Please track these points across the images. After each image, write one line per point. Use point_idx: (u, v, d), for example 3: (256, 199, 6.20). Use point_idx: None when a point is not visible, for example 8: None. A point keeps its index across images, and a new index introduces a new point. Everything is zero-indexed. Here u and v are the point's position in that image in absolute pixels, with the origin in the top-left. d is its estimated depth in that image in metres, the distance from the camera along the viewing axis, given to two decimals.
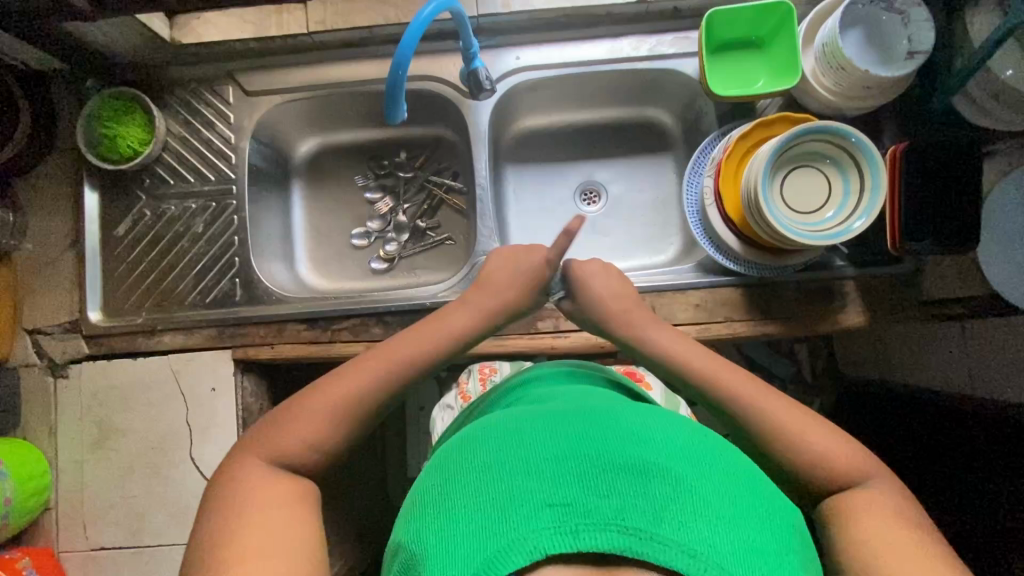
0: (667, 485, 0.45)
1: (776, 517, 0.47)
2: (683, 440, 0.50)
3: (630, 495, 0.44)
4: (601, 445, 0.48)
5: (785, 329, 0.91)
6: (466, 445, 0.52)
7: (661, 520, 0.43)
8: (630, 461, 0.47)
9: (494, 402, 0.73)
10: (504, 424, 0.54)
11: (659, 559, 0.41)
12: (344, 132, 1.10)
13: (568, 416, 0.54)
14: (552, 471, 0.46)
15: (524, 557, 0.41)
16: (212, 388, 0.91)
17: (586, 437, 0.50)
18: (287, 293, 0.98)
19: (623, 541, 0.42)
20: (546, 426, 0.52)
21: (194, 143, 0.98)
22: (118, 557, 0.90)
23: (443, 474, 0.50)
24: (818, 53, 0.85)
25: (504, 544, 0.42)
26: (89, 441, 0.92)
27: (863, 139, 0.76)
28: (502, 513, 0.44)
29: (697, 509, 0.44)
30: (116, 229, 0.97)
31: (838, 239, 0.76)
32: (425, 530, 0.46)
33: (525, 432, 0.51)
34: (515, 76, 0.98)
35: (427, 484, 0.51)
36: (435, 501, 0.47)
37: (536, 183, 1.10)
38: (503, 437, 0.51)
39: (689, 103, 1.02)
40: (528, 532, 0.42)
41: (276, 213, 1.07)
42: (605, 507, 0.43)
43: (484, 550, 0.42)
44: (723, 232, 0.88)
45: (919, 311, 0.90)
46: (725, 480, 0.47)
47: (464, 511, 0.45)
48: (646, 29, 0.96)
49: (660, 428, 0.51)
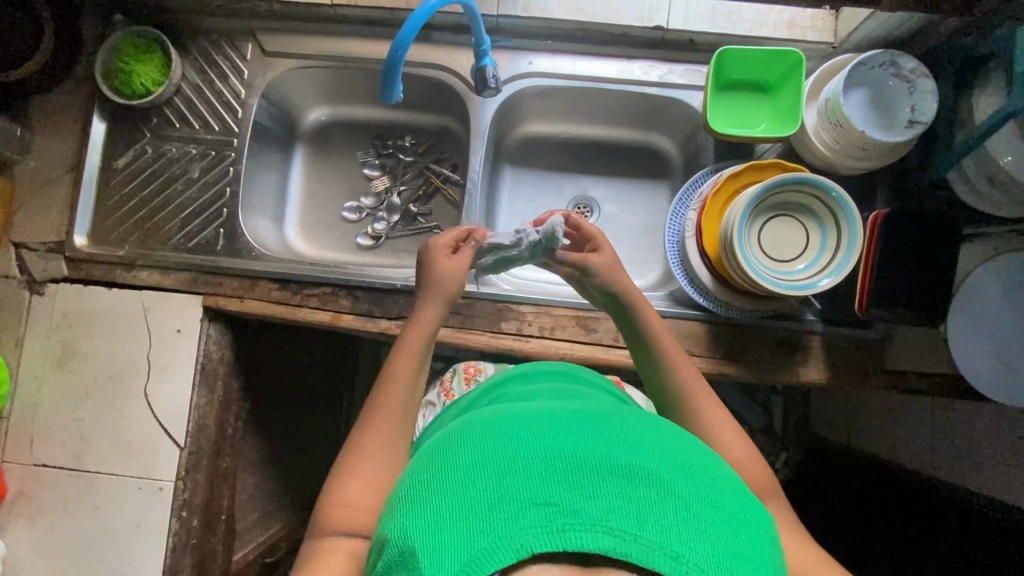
0: (651, 488, 0.45)
1: (755, 528, 0.48)
2: (666, 442, 0.51)
3: (616, 497, 0.44)
4: (585, 446, 0.48)
5: (745, 373, 0.90)
6: (453, 442, 0.52)
7: (644, 523, 0.42)
8: (615, 464, 0.46)
9: (470, 398, 0.75)
10: (491, 421, 0.54)
11: (645, 562, 0.41)
12: (355, 108, 1.13)
13: (554, 415, 0.53)
14: (537, 469, 0.46)
15: (510, 555, 0.41)
16: (178, 329, 0.93)
17: (571, 437, 0.49)
18: (267, 252, 1.00)
19: (610, 543, 0.41)
20: (531, 425, 0.51)
21: (206, 93, 1.01)
22: (56, 477, 0.92)
23: (430, 469, 0.50)
24: (820, 107, 0.86)
25: (491, 542, 0.42)
26: (52, 359, 0.94)
27: (843, 195, 0.77)
28: (486, 511, 0.43)
29: (679, 512, 0.44)
30: (116, 160, 1.00)
31: (802, 292, 0.77)
32: (415, 524, 0.45)
33: (510, 430, 0.51)
34: (525, 80, 0.99)
35: (415, 478, 0.51)
36: (422, 494, 0.47)
37: (532, 188, 1.12)
38: (489, 434, 0.51)
39: (691, 136, 1.04)
40: (514, 530, 0.42)
41: (275, 173, 1.09)
42: (591, 507, 0.43)
43: (470, 550, 0.42)
44: (698, 266, 0.88)
45: (881, 379, 0.90)
46: (706, 486, 0.47)
47: (450, 510, 0.45)
48: (659, 55, 0.97)
49: (646, 431, 0.52)
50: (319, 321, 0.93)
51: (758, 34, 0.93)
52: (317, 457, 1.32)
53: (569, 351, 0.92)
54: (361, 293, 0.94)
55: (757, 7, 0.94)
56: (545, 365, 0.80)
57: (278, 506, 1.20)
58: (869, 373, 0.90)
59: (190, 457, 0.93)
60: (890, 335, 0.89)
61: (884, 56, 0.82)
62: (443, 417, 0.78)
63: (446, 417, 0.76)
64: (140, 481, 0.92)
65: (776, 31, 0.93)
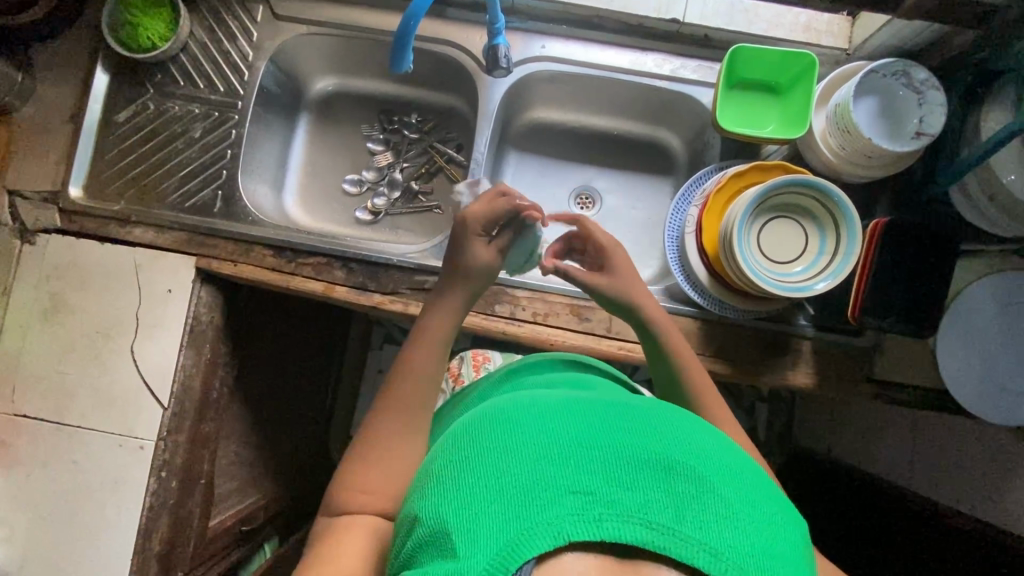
0: (688, 483, 0.46)
1: (789, 527, 0.49)
2: (702, 438, 0.51)
3: (653, 490, 0.45)
4: (620, 437, 0.49)
5: (733, 372, 0.91)
6: (484, 425, 0.53)
7: (682, 518, 0.44)
8: (653, 457, 0.47)
9: (488, 384, 0.78)
10: (521, 407, 0.54)
11: (681, 555, 0.42)
12: (363, 80, 1.12)
13: (586, 403, 0.54)
14: (573, 457, 0.47)
15: (547, 543, 0.42)
16: (168, 289, 0.93)
17: (606, 428, 0.50)
18: (264, 218, 0.99)
19: (646, 536, 0.43)
20: (565, 413, 0.52)
21: (213, 53, 1.00)
22: (37, 429, 0.92)
23: (463, 450, 0.51)
24: (829, 112, 0.86)
25: (528, 528, 0.43)
26: (40, 310, 0.93)
27: (844, 199, 0.76)
28: (523, 497, 0.44)
29: (717, 509, 0.45)
30: (118, 114, 0.98)
31: (797, 295, 0.77)
32: (449, 506, 0.47)
33: (542, 416, 0.52)
34: (536, 64, 0.98)
35: (446, 460, 0.52)
36: (456, 476, 0.49)
37: (537, 175, 1.12)
38: (521, 419, 0.52)
39: (698, 133, 1.03)
40: (551, 517, 0.43)
41: (278, 139, 1.08)
42: (628, 500, 0.44)
43: (507, 534, 0.43)
44: (696, 263, 0.88)
45: (868, 388, 0.90)
46: (743, 484, 0.48)
47: (485, 493, 0.46)
48: (674, 49, 0.96)
49: (681, 424, 0.52)
50: (312, 291, 0.93)
51: (773, 35, 0.93)
52: (301, 428, 1.33)
53: (561, 338, 0.91)
54: (357, 265, 0.93)
55: (774, 7, 0.94)
56: (541, 357, 0.84)
57: (257, 474, 1.20)
58: (856, 382, 0.90)
59: (173, 418, 0.92)
60: (881, 345, 0.90)
61: (896, 65, 0.82)
62: (451, 408, 0.81)
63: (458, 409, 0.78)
64: (121, 438, 0.91)
65: (791, 33, 0.93)
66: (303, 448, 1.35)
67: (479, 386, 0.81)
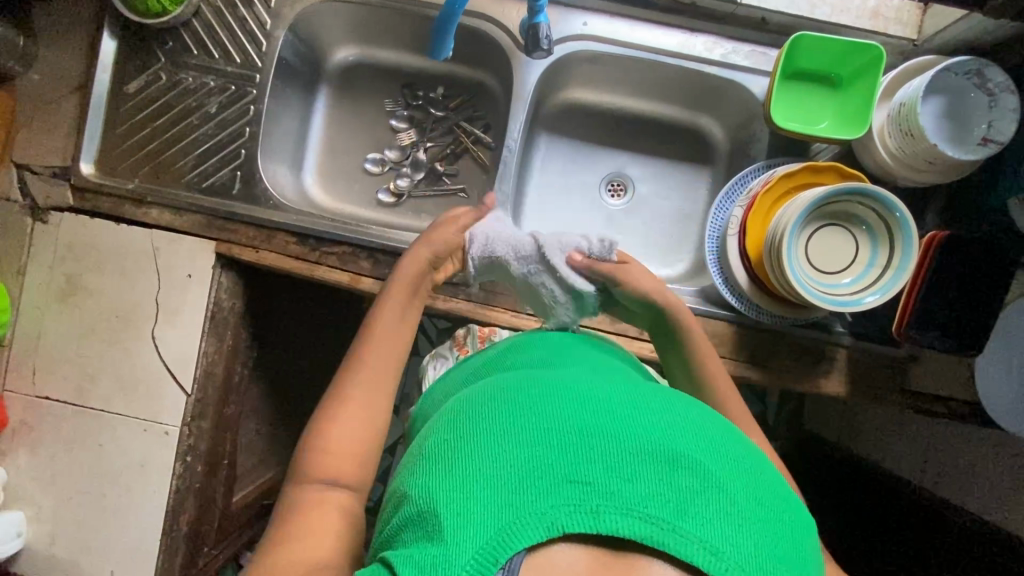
0: (692, 479, 0.44)
1: (798, 530, 0.47)
2: (708, 434, 0.50)
3: (655, 484, 0.43)
4: (621, 429, 0.47)
5: (767, 378, 0.89)
6: (482, 411, 0.52)
7: (683, 514, 0.42)
8: (656, 449, 0.46)
9: (490, 359, 0.76)
10: (522, 394, 0.53)
11: (679, 552, 0.40)
12: (386, 51, 1.05)
13: (588, 393, 0.53)
14: (573, 446, 0.46)
15: (540, 533, 0.41)
16: (188, 275, 0.90)
17: (609, 418, 0.49)
18: (286, 202, 0.94)
19: (645, 530, 0.41)
20: (566, 402, 0.51)
21: (227, 18, 0.92)
22: (60, 410, 0.91)
23: (459, 432, 0.50)
24: (892, 109, 0.81)
25: (521, 516, 0.41)
26: (57, 290, 0.91)
27: (907, 217, 0.72)
28: (519, 483, 0.43)
29: (720, 507, 0.43)
30: (127, 85, 0.92)
31: (845, 309, 0.74)
32: (440, 486, 0.45)
33: (543, 405, 0.51)
34: (577, 43, 0.92)
35: (441, 440, 0.51)
36: (450, 457, 0.47)
37: (567, 158, 1.07)
38: (522, 407, 0.51)
39: (744, 123, 0.97)
40: (545, 506, 0.42)
41: (296, 114, 1.03)
42: (628, 492, 0.43)
43: (498, 522, 0.41)
44: (735, 264, 0.85)
45: (902, 398, 0.89)
46: (746, 479, 0.47)
47: (480, 478, 0.44)
48: (726, 32, 0.89)
49: (686, 420, 0.51)
50: (338, 281, 0.89)
51: (837, 22, 0.86)
52: None
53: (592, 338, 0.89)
54: (382, 256, 0.90)
55: None
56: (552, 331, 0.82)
57: (278, 448, 1.22)
58: (889, 391, 0.89)
59: (196, 405, 0.91)
60: (918, 355, 0.88)
61: (971, 64, 0.76)
62: (449, 380, 0.79)
63: (456, 384, 0.76)
64: (146, 423, 0.91)
65: (858, 19, 0.85)
66: None
67: (482, 359, 0.78)
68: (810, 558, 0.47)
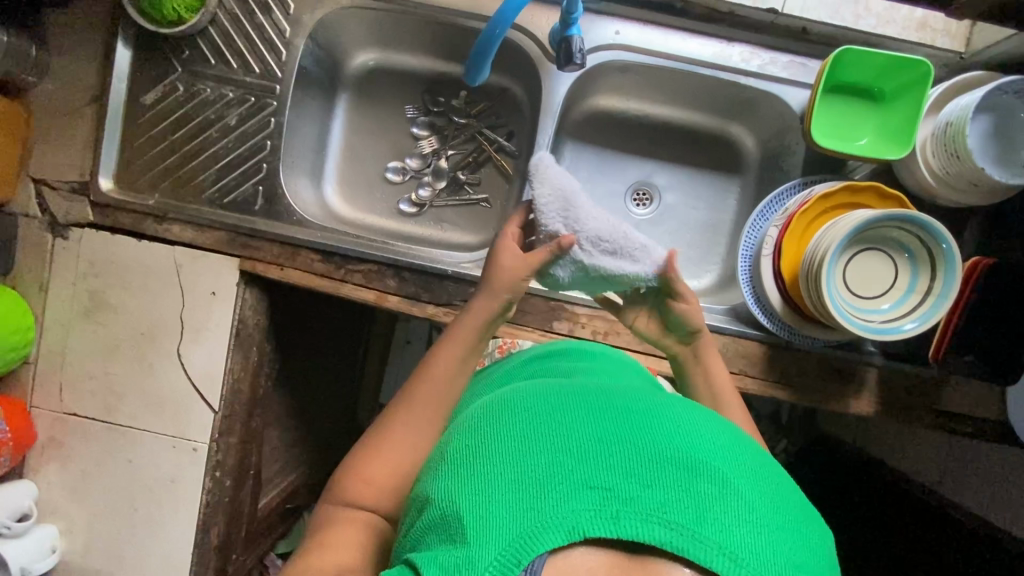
0: (714, 485, 0.42)
1: (816, 538, 0.45)
2: (727, 440, 0.48)
3: (676, 488, 0.41)
4: (641, 432, 0.45)
5: (796, 398, 0.88)
6: (500, 414, 0.50)
7: (704, 519, 0.40)
8: (676, 453, 0.44)
9: (508, 366, 0.74)
10: (539, 398, 0.52)
11: (700, 559, 0.39)
12: (407, 56, 1.02)
13: (605, 398, 0.51)
14: (593, 450, 0.44)
15: (561, 537, 0.40)
16: (212, 292, 0.89)
17: (629, 422, 0.47)
18: (309, 217, 0.92)
19: (666, 536, 0.39)
20: (584, 405, 0.49)
21: (245, 25, 0.89)
22: (88, 426, 0.91)
23: (477, 435, 0.49)
24: (937, 128, 0.78)
25: (541, 520, 0.40)
26: (80, 308, 0.90)
27: (953, 248, 0.70)
28: (538, 486, 0.42)
29: (741, 513, 0.41)
30: (143, 96, 0.89)
31: (884, 337, 0.72)
32: (459, 490, 0.44)
33: (563, 410, 0.49)
34: (608, 52, 0.88)
35: (460, 443, 0.49)
36: (468, 461, 0.46)
37: (592, 167, 1.04)
38: (539, 410, 0.49)
39: (778, 133, 0.95)
40: (566, 510, 0.40)
41: (316, 122, 1.00)
42: (648, 497, 0.41)
43: (518, 525, 0.40)
44: (769, 286, 0.83)
45: (931, 418, 0.88)
46: (765, 487, 0.45)
47: (499, 482, 0.43)
48: (764, 41, 0.86)
49: (706, 425, 0.49)
50: (364, 300, 0.88)
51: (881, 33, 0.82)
52: (338, 409, 1.34)
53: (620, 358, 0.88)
54: (408, 274, 0.89)
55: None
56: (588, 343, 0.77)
57: (301, 455, 1.22)
58: (919, 411, 0.88)
59: (224, 421, 0.92)
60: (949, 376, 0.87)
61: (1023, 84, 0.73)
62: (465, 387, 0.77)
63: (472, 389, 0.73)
64: (174, 440, 0.91)
65: (904, 31, 0.83)
66: (344, 427, 1.37)
67: (501, 369, 0.76)
68: (830, 565, 0.45)
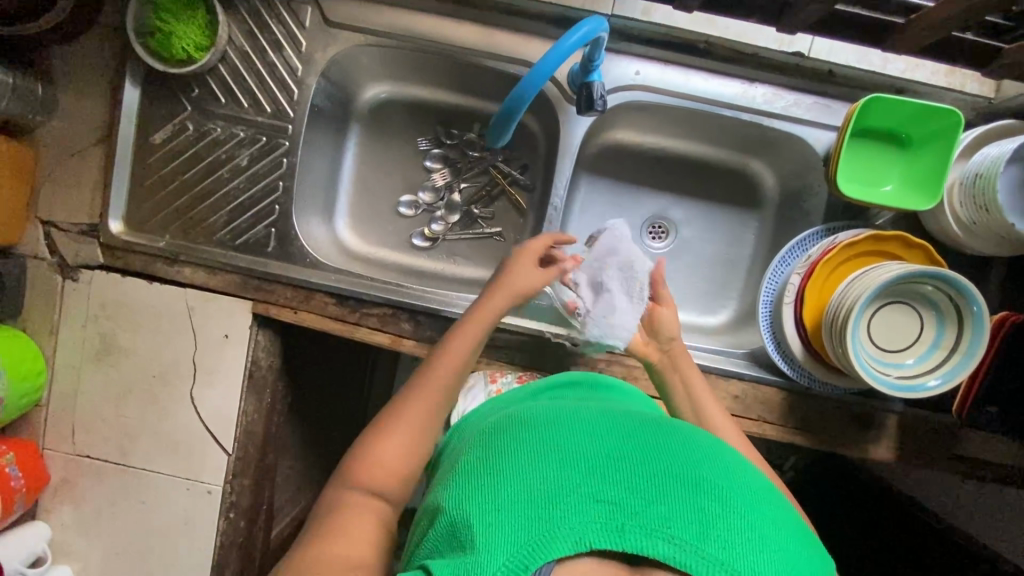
0: (717, 504, 0.44)
1: (815, 563, 0.45)
2: (730, 465, 0.49)
3: (680, 505, 0.43)
4: (647, 452, 0.47)
5: (814, 444, 0.87)
6: (512, 430, 0.52)
7: (706, 536, 0.41)
8: (680, 472, 0.45)
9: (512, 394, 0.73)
10: (551, 416, 0.53)
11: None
12: (420, 88, 1.00)
13: (613, 420, 0.53)
14: (601, 466, 0.45)
15: (568, 546, 0.41)
16: (225, 335, 0.88)
17: (636, 442, 0.49)
18: (322, 257, 0.91)
19: (669, 550, 0.40)
20: (593, 425, 0.51)
21: (256, 63, 0.87)
22: (101, 468, 0.91)
23: (489, 449, 0.50)
24: (966, 178, 0.76)
25: (550, 528, 0.41)
26: (91, 351, 0.89)
27: (982, 310, 0.70)
28: (548, 497, 0.43)
29: (743, 532, 0.42)
30: (152, 135, 0.87)
31: (909, 395, 0.71)
32: (471, 498, 0.45)
33: (573, 427, 0.51)
34: (627, 92, 0.86)
35: (472, 456, 0.51)
36: (480, 473, 0.47)
37: (608, 201, 1.02)
38: (550, 427, 0.50)
39: (800, 172, 0.93)
40: (575, 521, 0.41)
41: (327, 157, 0.98)
42: (653, 512, 0.42)
43: (528, 533, 0.41)
44: (791, 334, 0.82)
45: (950, 464, 0.87)
46: (761, 508, 0.46)
47: (511, 491, 0.44)
48: (787, 83, 0.84)
49: (710, 450, 0.50)
50: (378, 344, 0.87)
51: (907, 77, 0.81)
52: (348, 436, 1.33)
53: None
54: (423, 318, 0.87)
55: None
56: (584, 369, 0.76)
57: (311, 484, 1.22)
58: (938, 456, 0.87)
59: (238, 463, 0.91)
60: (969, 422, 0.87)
61: None
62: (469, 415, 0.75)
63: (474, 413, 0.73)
64: (188, 482, 0.90)
65: (932, 75, 0.82)
66: None
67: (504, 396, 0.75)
68: None
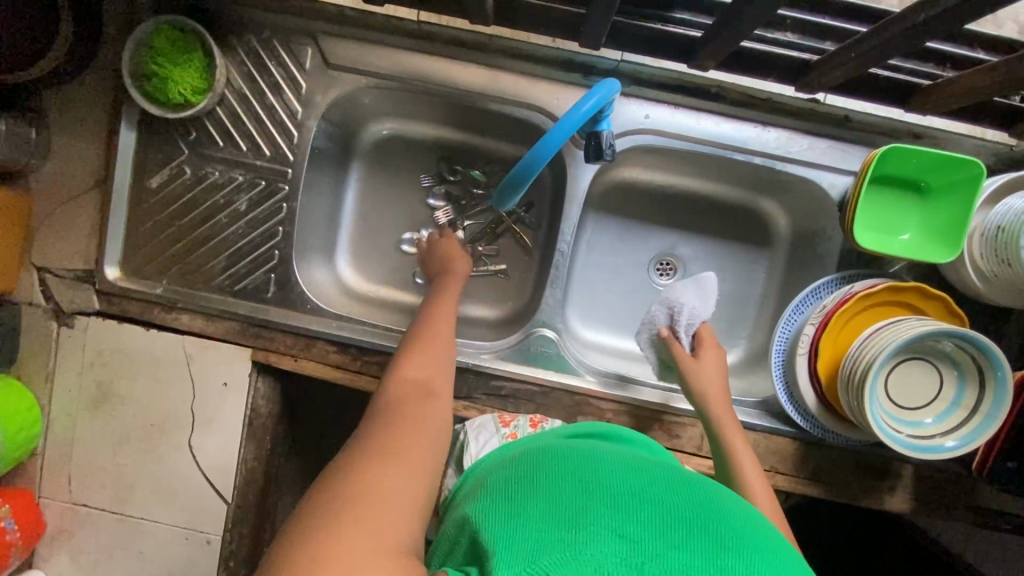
0: (743, 557, 0.40)
1: None
2: (755, 524, 0.46)
3: (702, 553, 0.40)
4: (673, 497, 0.45)
5: (827, 494, 0.85)
6: (538, 460, 0.50)
7: None
8: (704, 521, 0.43)
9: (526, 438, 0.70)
10: (579, 451, 0.51)
11: None
12: (422, 125, 0.97)
13: (639, 463, 0.50)
14: (625, 503, 0.43)
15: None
16: (224, 383, 0.86)
17: (661, 486, 0.46)
18: (323, 302, 0.89)
19: None
20: (621, 465, 0.49)
21: (255, 105, 0.85)
22: (98, 517, 0.89)
23: (513, 475, 0.48)
24: (988, 229, 0.74)
25: (568, 552, 0.39)
26: (87, 399, 0.87)
27: (1006, 375, 0.68)
28: (569, 520, 0.41)
29: None
30: (149, 179, 0.85)
31: (926, 456, 0.69)
32: (490, 514, 0.43)
33: (599, 464, 0.48)
34: (637, 134, 0.84)
35: (494, 481, 0.49)
36: (504, 493, 0.46)
37: (615, 239, 1.00)
38: (577, 460, 0.49)
39: (812, 213, 0.91)
40: (593, 550, 0.39)
41: (327, 196, 0.96)
42: (673, 555, 0.39)
43: (545, 553, 0.38)
44: (805, 386, 0.80)
45: (967, 516, 0.85)
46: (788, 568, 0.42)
47: (532, 512, 0.42)
48: (800, 126, 0.82)
49: (735, 506, 0.47)
50: None
51: None
52: None
53: None
54: None
55: None
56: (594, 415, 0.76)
57: None
58: (956, 508, 0.85)
59: (237, 511, 0.89)
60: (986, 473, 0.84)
61: None
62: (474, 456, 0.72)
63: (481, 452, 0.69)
64: (186, 532, 0.88)
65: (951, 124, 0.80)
66: None
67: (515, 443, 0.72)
68: None
